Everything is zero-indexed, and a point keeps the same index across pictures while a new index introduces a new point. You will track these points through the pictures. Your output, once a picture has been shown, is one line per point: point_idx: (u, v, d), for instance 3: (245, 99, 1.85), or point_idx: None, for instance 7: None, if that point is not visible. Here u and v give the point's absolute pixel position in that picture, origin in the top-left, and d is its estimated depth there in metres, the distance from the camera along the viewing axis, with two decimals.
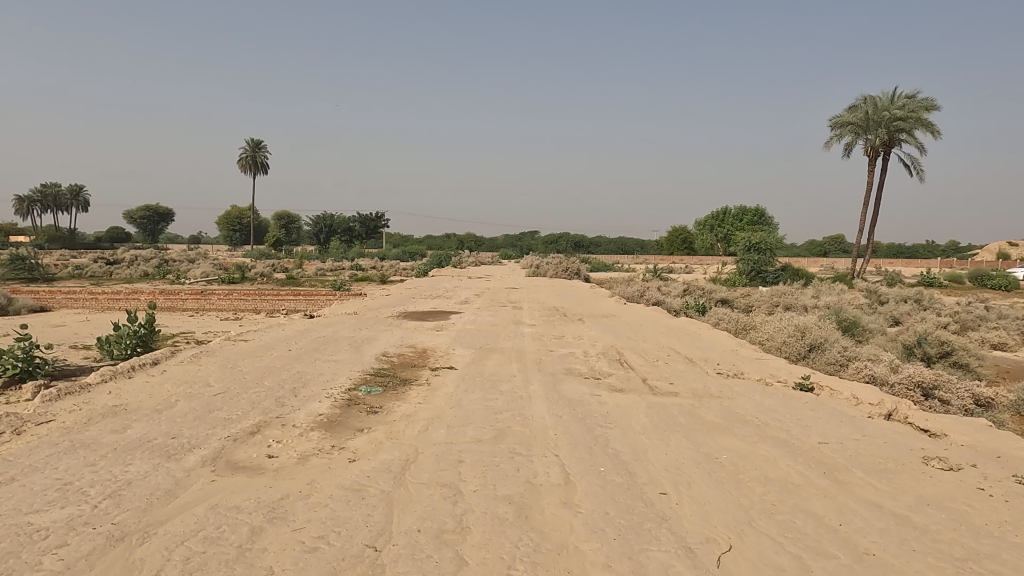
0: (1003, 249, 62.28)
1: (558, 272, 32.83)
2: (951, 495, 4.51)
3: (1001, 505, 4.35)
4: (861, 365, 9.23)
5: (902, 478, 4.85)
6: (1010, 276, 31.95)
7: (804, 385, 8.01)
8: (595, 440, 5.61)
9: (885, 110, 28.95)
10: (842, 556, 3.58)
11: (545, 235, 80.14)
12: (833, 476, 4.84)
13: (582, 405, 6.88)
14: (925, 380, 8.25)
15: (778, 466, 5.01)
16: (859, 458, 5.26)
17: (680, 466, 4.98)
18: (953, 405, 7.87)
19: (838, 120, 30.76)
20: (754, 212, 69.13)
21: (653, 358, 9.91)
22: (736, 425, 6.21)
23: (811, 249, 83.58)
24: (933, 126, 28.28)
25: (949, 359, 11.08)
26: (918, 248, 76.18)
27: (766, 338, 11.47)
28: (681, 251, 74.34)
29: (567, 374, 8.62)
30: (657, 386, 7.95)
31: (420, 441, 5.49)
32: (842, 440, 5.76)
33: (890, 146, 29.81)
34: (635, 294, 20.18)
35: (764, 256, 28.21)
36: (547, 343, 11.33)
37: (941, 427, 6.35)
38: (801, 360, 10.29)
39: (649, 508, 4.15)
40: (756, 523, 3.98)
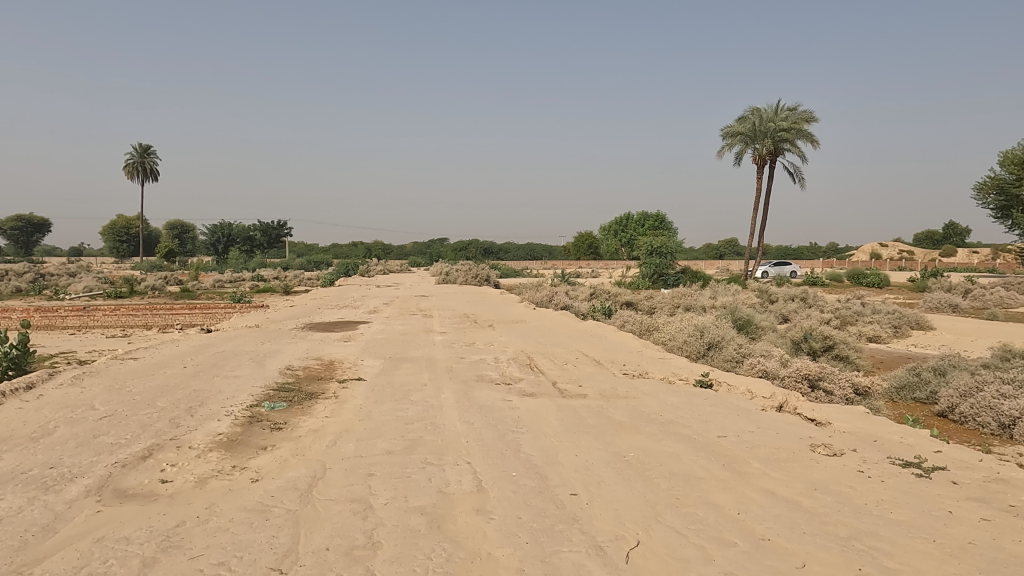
0: (876, 250, 67.97)
1: (468, 279, 32.83)
2: (838, 479, 4.86)
3: (880, 486, 4.73)
4: (755, 361, 9.79)
5: (793, 465, 5.18)
6: (882, 275, 34.87)
7: (703, 381, 8.41)
8: (507, 445, 5.64)
9: (770, 122, 31.00)
10: (741, 543, 3.77)
11: (453, 243, 79.97)
12: (733, 468, 5.10)
13: (495, 411, 6.89)
14: (811, 372, 8.82)
15: (682, 461, 5.22)
16: (756, 449, 5.57)
17: (590, 466, 5.10)
18: (836, 395, 8.48)
19: (729, 131, 32.50)
20: (656, 217, 72.12)
21: (562, 361, 10.10)
22: (642, 423, 6.42)
23: (708, 252, 87.94)
24: (813, 137, 30.57)
25: (832, 352, 11.93)
26: (803, 251, 82.22)
27: (668, 338, 11.98)
28: (587, 256, 76.64)
29: (479, 380, 8.62)
30: (567, 389, 8.09)
31: (328, 455, 5.34)
32: (739, 433, 6.09)
33: (776, 155, 31.91)
34: (543, 299, 20.45)
35: (664, 260, 29.38)
36: (458, 350, 11.32)
37: (825, 416, 6.84)
38: (701, 358, 10.82)
39: (560, 510, 4.21)
40: (663, 518, 4.12)
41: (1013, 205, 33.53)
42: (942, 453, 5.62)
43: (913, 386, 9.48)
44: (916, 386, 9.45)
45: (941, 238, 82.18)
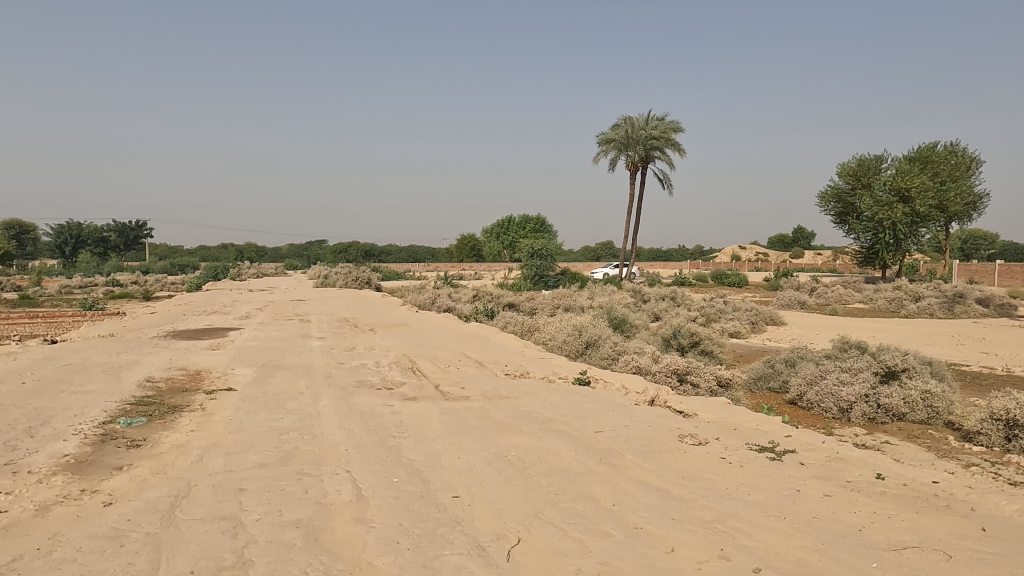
0: (736, 253, 73.49)
1: (348, 282, 31.93)
2: (703, 467, 5.21)
3: (740, 471, 5.11)
4: (629, 358, 10.27)
5: (664, 456, 5.48)
6: (741, 275, 37.76)
7: (581, 379, 8.69)
8: (388, 451, 5.53)
9: (641, 130, 32.64)
10: (616, 533, 3.93)
11: (332, 245, 77.54)
12: (608, 461, 5.31)
13: (375, 417, 6.75)
14: (679, 367, 9.39)
15: (561, 458, 5.37)
16: (630, 443, 5.84)
17: (472, 468, 5.12)
18: (701, 388, 9.07)
19: (604, 137, 33.82)
20: (536, 220, 73.86)
21: (445, 363, 10.07)
22: (523, 422, 6.54)
23: (586, 254, 91.26)
24: (680, 145, 32.57)
25: (698, 348, 12.74)
26: (672, 252, 87.52)
27: (549, 337, 12.30)
28: (470, 258, 77.03)
29: (358, 387, 8.39)
30: (449, 391, 8.07)
31: (194, 472, 4.99)
32: (614, 427, 6.35)
33: (647, 162, 33.64)
34: (426, 302, 20.29)
35: (545, 262, 30.10)
36: (337, 355, 10.98)
37: (692, 408, 7.30)
38: (579, 357, 11.20)
39: (442, 513, 4.20)
40: (543, 514, 4.21)
41: (849, 212, 37.47)
42: (791, 437, 6.17)
43: (768, 377, 10.34)
44: (771, 376, 10.31)
45: (791, 240, 90.18)
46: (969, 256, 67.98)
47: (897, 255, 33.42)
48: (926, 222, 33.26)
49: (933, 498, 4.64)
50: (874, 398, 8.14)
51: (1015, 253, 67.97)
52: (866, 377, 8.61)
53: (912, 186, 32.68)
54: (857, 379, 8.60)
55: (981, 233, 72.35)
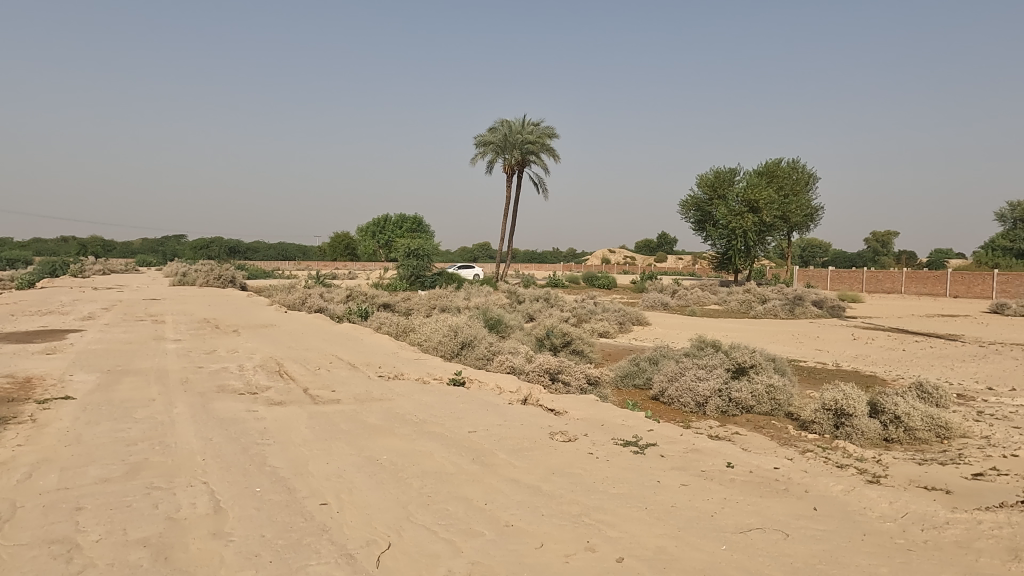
0: (605, 256, 76.91)
1: (209, 281, 29.91)
2: (572, 462, 5.38)
3: (606, 465, 5.34)
4: (503, 358, 10.41)
5: (535, 453, 5.61)
6: (610, 277, 39.53)
7: (456, 380, 8.69)
8: (250, 460, 5.23)
9: (518, 134, 33.26)
10: (487, 532, 3.96)
11: (191, 241, 72.29)
12: (481, 461, 5.34)
13: (237, 423, 6.35)
14: (551, 366, 9.65)
15: (434, 460, 5.33)
16: (502, 441, 5.91)
17: (341, 474, 4.96)
18: (572, 386, 9.38)
19: (481, 139, 34.07)
20: (413, 220, 73.15)
21: (315, 366, 9.69)
22: (396, 425, 6.43)
23: (463, 255, 91.70)
24: (554, 151, 33.57)
25: (570, 347, 13.17)
26: (547, 255, 90.03)
27: (424, 338, 12.20)
28: (344, 257, 74.86)
29: (219, 392, 7.87)
30: (319, 395, 7.77)
31: (20, 492, 4.44)
32: (487, 427, 6.41)
33: (523, 165, 34.35)
34: (295, 302, 19.44)
35: (422, 262, 29.87)
36: (195, 359, 10.24)
37: (563, 406, 7.53)
38: (455, 357, 11.20)
39: (308, 522, 4.03)
40: (414, 517, 4.16)
41: (707, 219, 40.34)
42: (653, 431, 6.53)
43: (634, 374, 10.88)
44: (636, 374, 10.86)
45: (655, 245, 95.62)
46: (806, 262, 75.65)
47: (748, 260, 36.44)
48: (772, 231, 36.55)
49: (775, 483, 5.10)
50: (726, 393, 8.81)
51: (843, 260, 76.40)
52: (719, 374, 9.29)
53: (760, 198, 35.75)
54: (712, 376, 9.27)
55: (817, 241, 80.57)
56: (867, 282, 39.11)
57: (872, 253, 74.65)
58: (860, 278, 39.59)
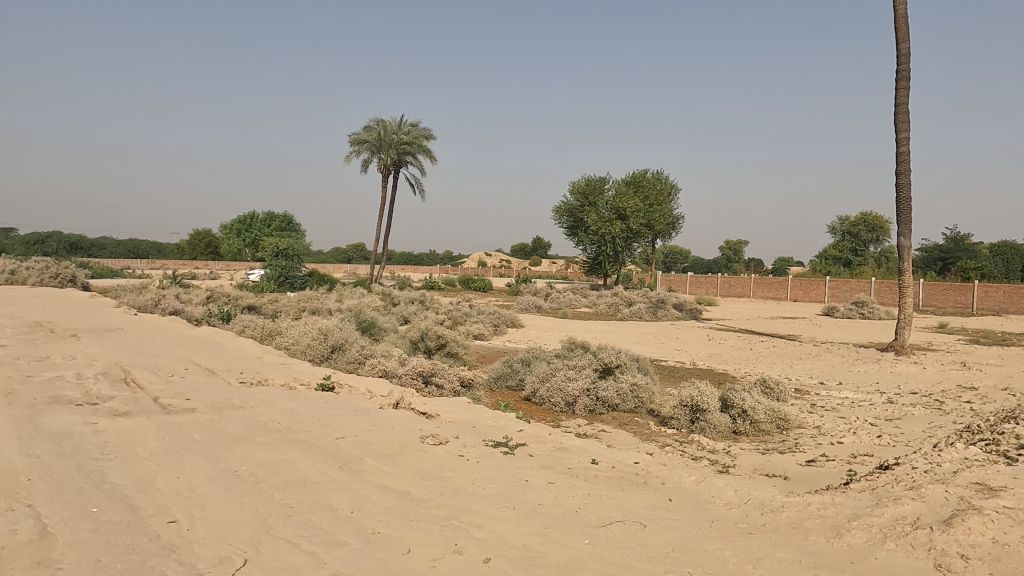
0: (482, 259, 77.64)
1: (44, 279, 26.83)
2: (442, 465, 5.35)
3: (476, 467, 5.36)
4: (375, 361, 10.20)
5: (404, 458, 5.52)
6: (486, 280, 39.88)
7: (325, 385, 8.39)
8: (87, 478, 4.74)
9: (394, 134, 32.75)
10: (352, 541, 3.85)
11: (21, 236, 64.44)
12: (348, 468, 5.19)
13: (72, 438, 5.73)
14: (425, 369, 9.56)
15: (297, 468, 5.11)
16: (371, 447, 5.77)
17: (194, 487, 4.63)
18: (446, 389, 9.36)
19: (355, 138, 33.19)
20: (283, 218, 69.91)
21: (167, 373, 8.96)
22: (257, 433, 6.09)
23: (336, 256, 88.91)
24: (431, 152, 33.43)
25: (444, 350, 13.12)
26: (423, 257, 89.41)
27: (291, 342, 11.67)
28: (205, 256, 70.05)
29: (51, 403, 7.06)
30: (171, 404, 7.19)
31: None
32: (356, 433, 6.23)
33: (399, 166, 33.89)
34: (147, 304, 17.91)
35: (291, 262, 28.61)
36: (23, 367, 9.12)
37: (435, 408, 7.49)
38: (324, 361, 10.81)
39: (154, 542, 3.72)
40: (274, 530, 3.96)
41: (579, 225, 41.83)
42: (523, 432, 6.66)
43: (507, 375, 11.04)
44: (509, 375, 11.03)
45: (530, 249, 97.81)
46: (668, 268, 80.56)
47: (616, 265, 38.22)
48: (638, 238, 38.63)
49: (635, 477, 5.37)
50: (594, 392, 9.17)
51: (701, 267, 82.13)
52: (587, 374, 9.66)
53: (627, 206, 37.65)
54: (580, 376, 9.61)
55: (679, 248, 86.08)
56: (721, 287, 42.31)
57: (725, 261, 80.90)
58: (715, 283, 42.93)
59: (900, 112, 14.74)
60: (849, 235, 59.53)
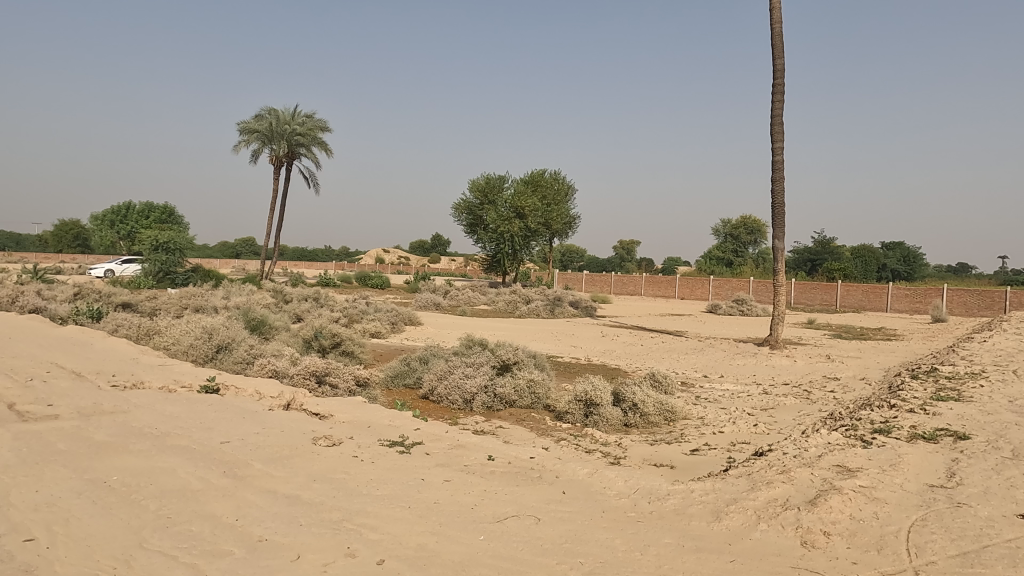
0: (379, 255, 76.21)
1: None
2: (334, 467, 5.20)
3: (370, 467, 5.25)
4: (265, 361, 9.76)
5: (295, 461, 5.32)
6: (383, 277, 39.19)
7: (209, 386, 7.92)
8: None
9: (287, 124, 31.47)
10: (236, 551, 3.66)
11: None
12: (233, 473, 4.93)
13: None
14: (318, 368, 9.24)
15: (176, 476, 4.80)
16: (259, 451, 5.51)
17: (56, 501, 4.24)
18: (340, 389, 9.10)
19: (244, 126, 31.60)
20: (163, 209, 65.43)
21: (26, 377, 8.14)
22: (131, 440, 5.66)
23: (223, 251, 84.29)
24: (326, 145, 32.43)
25: (339, 349, 12.74)
26: (317, 253, 86.59)
27: (172, 342, 10.94)
28: (72, 249, 64.27)
29: None
30: (30, 411, 6.54)
31: None
32: (243, 436, 5.94)
33: (292, 158, 32.62)
34: (3, 301, 16.20)
35: (172, 257, 26.85)
36: None
37: (328, 409, 7.26)
38: (209, 362, 10.23)
39: (7, 564, 3.37)
40: (148, 543, 3.69)
41: (478, 223, 41.96)
42: (419, 430, 6.60)
43: (404, 374, 10.89)
44: (406, 373, 10.88)
45: (429, 246, 97.10)
46: (565, 266, 82.60)
47: (515, 263, 38.70)
48: (536, 237, 39.30)
49: (530, 471, 5.45)
50: (491, 389, 9.24)
51: (596, 265, 84.68)
52: (486, 371, 9.71)
53: (525, 205, 38.19)
54: (478, 373, 9.65)
55: (575, 247, 88.37)
56: (614, 285, 43.83)
57: (618, 260, 83.92)
58: (609, 282, 44.40)
59: (776, 123, 15.86)
60: (730, 237, 63.40)
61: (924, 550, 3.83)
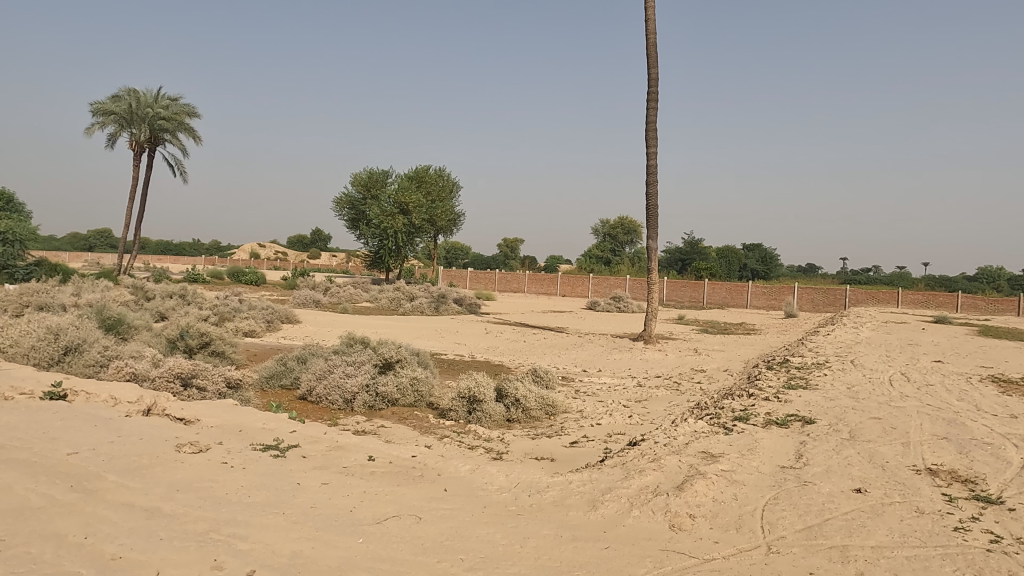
0: (254, 250, 72.42)
1: None
2: (200, 475, 4.87)
3: (241, 474, 4.97)
4: (122, 364, 8.96)
5: (155, 470, 4.93)
6: (258, 272, 37.30)
7: (54, 392, 7.15)
8: None
9: (149, 107, 29.11)
10: (85, 572, 3.34)
11: None
12: (82, 487, 4.49)
13: None
14: (183, 370, 8.59)
15: (12, 493, 4.30)
16: (113, 461, 5.06)
17: None
18: (208, 392, 8.53)
19: (98, 107, 28.89)
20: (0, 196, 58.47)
21: None
22: None
23: (73, 243, 76.67)
24: (194, 131, 30.36)
25: (208, 349, 11.95)
26: (184, 247, 80.92)
27: (9, 344, 9.78)
28: None
29: None
30: None
31: None
32: (94, 446, 5.41)
33: (154, 143, 30.23)
34: None
35: (11, 248, 24.07)
36: None
37: (194, 413, 6.79)
38: (54, 366, 9.24)
39: None
40: None
41: (360, 218, 40.94)
42: (295, 432, 6.33)
43: (280, 374, 10.40)
44: (283, 373, 10.40)
45: (308, 241, 93.57)
46: (450, 263, 82.56)
47: (398, 260, 38.12)
48: (420, 233, 38.93)
49: (412, 470, 5.39)
50: (373, 388, 9.03)
51: (480, 263, 85.18)
52: (367, 370, 9.48)
53: (410, 201, 37.72)
54: (359, 372, 9.40)
55: (460, 243, 88.42)
56: (498, 283, 44.34)
57: (502, 257, 84.99)
58: (494, 279, 44.84)
59: (651, 129, 16.68)
60: (609, 237, 66.01)
61: (776, 526, 4.18)
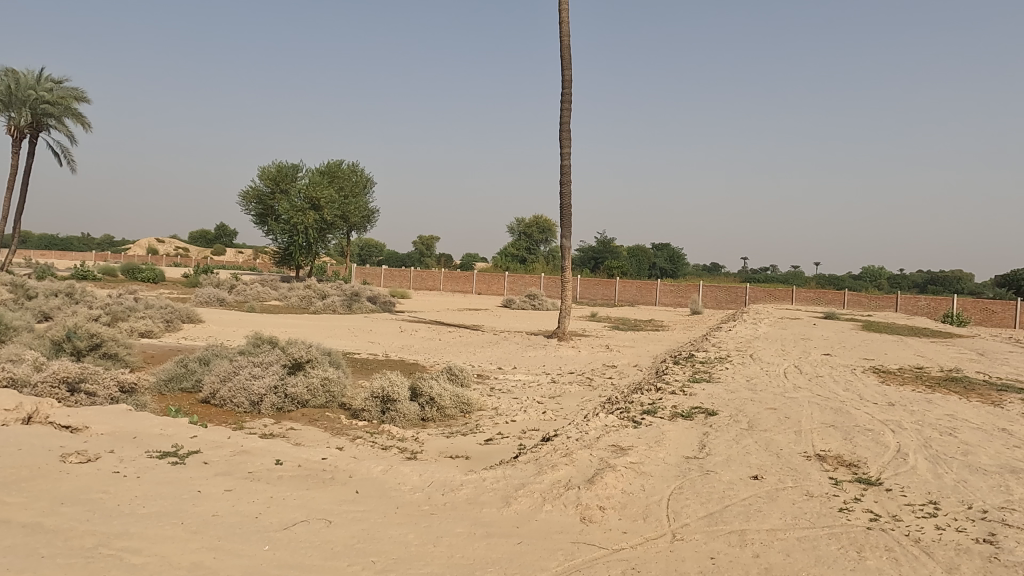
0: (152, 246, 68.20)
1: None
2: (87, 487, 4.54)
3: (135, 483, 4.67)
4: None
5: (35, 483, 4.55)
6: (156, 269, 35.18)
7: None
8: None
9: (30, 90, 26.81)
10: None
11: None
12: None
13: None
14: (70, 374, 7.97)
15: None
16: None
17: None
18: (99, 397, 7.96)
19: None
20: None
21: None
22: None
23: None
24: (83, 117, 28.24)
25: (98, 351, 11.14)
26: (72, 242, 75.16)
27: None
28: None
29: None
30: None
31: None
32: None
33: (37, 129, 27.89)
34: None
35: None
36: None
37: (81, 420, 6.32)
38: None
39: None
40: None
41: (268, 213, 39.40)
42: (196, 437, 6.02)
43: (180, 377, 9.85)
44: (183, 376, 9.86)
45: (212, 237, 89.17)
46: (364, 260, 80.91)
47: (309, 257, 36.98)
48: (332, 229, 37.92)
49: (322, 473, 5.25)
50: (282, 389, 8.71)
51: (395, 261, 83.95)
52: (275, 371, 9.14)
53: (321, 197, 36.66)
54: (267, 373, 9.05)
55: (374, 241, 86.79)
56: (413, 280, 43.87)
57: (418, 254, 84.14)
58: (408, 277, 44.32)
59: (565, 129, 16.97)
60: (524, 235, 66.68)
61: (680, 514, 4.36)
